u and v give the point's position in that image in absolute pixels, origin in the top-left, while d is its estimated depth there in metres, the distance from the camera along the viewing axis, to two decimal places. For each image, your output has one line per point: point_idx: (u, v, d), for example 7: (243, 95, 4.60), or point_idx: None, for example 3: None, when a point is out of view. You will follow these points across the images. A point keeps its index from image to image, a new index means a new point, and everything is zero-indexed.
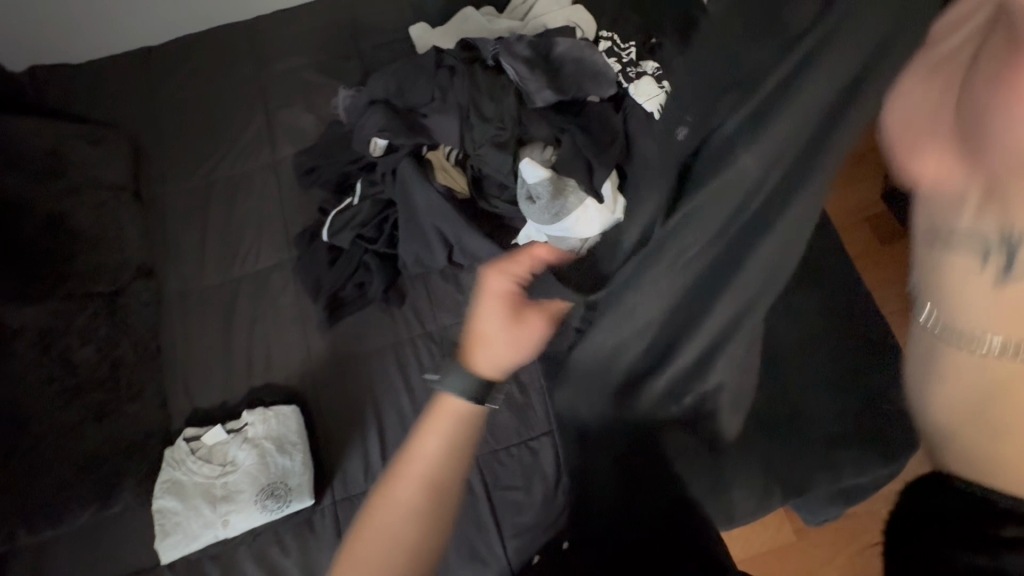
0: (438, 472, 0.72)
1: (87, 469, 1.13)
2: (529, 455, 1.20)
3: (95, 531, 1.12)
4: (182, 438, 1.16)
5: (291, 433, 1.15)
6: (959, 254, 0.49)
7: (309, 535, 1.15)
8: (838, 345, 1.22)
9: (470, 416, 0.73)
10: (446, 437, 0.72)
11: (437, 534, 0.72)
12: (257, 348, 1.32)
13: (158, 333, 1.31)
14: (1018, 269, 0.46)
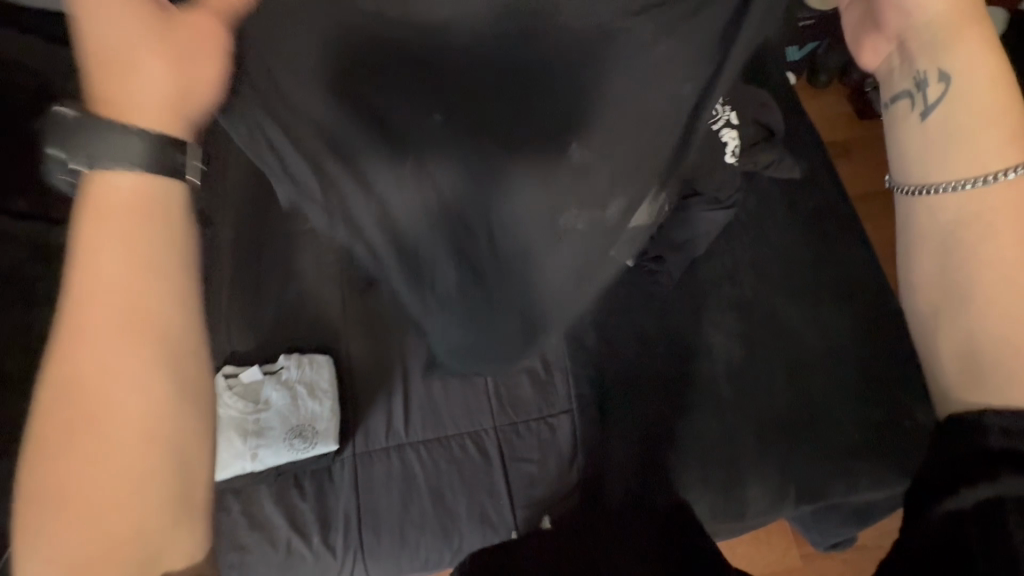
0: (121, 286, 0.51)
1: None
2: (547, 429, 1.23)
3: None
4: (219, 374, 1.20)
5: (323, 380, 1.20)
6: (896, 109, 0.70)
7: (331, 477, 1.20)
8: (865, 358, 1.23)
9: (147, 191, 0.53)
10: (103, 242, 0.51)
11: (171, 366, 0.53)
12: (296, 301, 1.37)
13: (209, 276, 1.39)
14: (935, 102, 0.66)
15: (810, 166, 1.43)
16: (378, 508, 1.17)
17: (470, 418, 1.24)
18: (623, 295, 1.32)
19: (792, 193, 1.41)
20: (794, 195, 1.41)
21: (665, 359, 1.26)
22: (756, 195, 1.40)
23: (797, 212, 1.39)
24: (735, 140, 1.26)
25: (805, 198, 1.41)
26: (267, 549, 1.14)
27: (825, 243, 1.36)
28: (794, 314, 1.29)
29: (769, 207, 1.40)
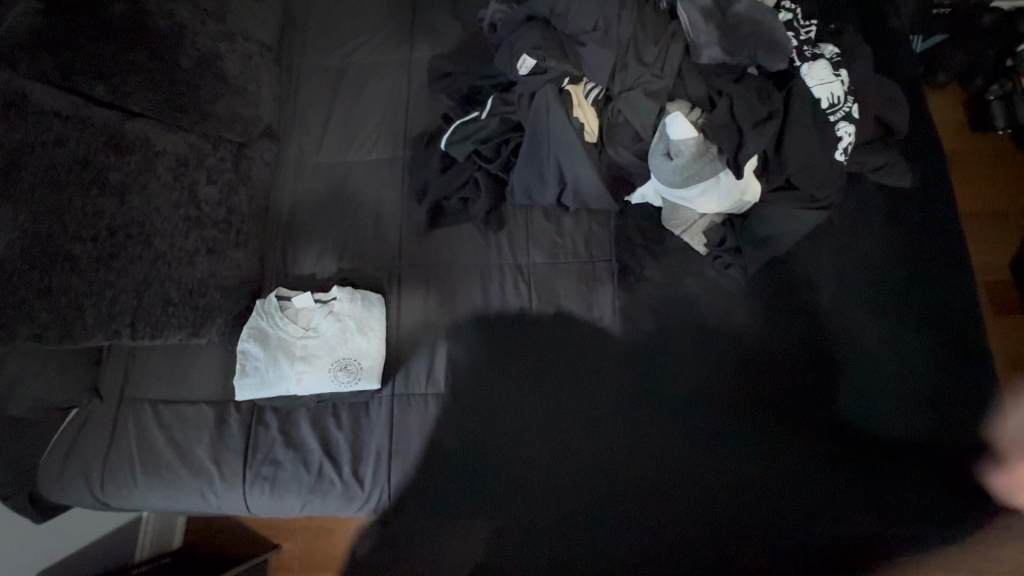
0: None
1: (201, 288, 1.24)
2: (589, 409, 1.20)
3: (187, 352, 1.26)
4: (274, 293, 1.22)
5: (373, 318, 1.19)
6: None
7: (368, 413, 1.22)
8: (940, 393, 1.14)
9: None
10: None
11: None
12: (353, 234, 1.35)
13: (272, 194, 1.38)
14: None
15: (925, 176, 1.28)
16: (409, 452, 1.19)
17: (510, 381, 1.22)
18: (688, 282, 1.26)
19: (897, 204, 1.27)
20: (898, 206, 1.27)
21: (720, 357, 1.20)
22: (852, 198, 1.28)
23: (898, 225, 1.26)
24: (851, 135, 1.17)
25: (913, 212, 1.27)
26: (299, 470, 1.18)
27: (923, 262, 1.23)
28: (873, 335, 1.19)
29: (867, 212, 1.27)
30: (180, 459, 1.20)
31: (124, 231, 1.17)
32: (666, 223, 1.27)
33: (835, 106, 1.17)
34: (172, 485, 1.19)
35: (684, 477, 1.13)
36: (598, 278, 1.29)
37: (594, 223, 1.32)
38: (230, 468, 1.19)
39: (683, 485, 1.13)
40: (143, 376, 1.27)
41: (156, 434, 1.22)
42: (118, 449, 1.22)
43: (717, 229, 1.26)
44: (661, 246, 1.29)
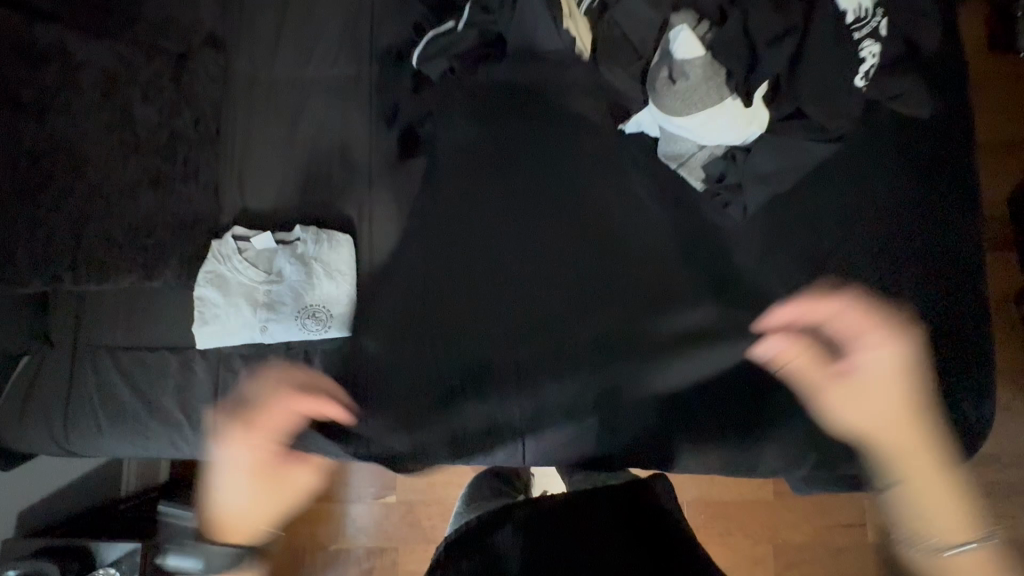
0: None
1: (147, 228, 1.12)
2: (575, 358, 1.14)
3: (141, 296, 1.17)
4: (230, 234, 1.11)
5: (341, 263, 1.10)
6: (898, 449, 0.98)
7: (343, 359, 1.16)
8: (934, 339, 1.11)
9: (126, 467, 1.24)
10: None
11: None
12: (316, 164, 1.22)
13: (221, 117, 1.23)
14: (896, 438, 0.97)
15: (948, 104, 1.17)
16: (387, 398, 1.15)
17: (491, 324, 1.16)
18: (680, 221, 1.18)
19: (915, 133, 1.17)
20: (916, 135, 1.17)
21: (709, 302, 1.15)
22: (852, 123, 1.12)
23: (913, 155, 1.16)
24: (875, 57, 1.04)
25: (931, 140, 1.16)
26: None
27: (938, 200, 1.15)
28: (872, 275, 1.14)
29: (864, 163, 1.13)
30: (145, 407, 1.15)
31: (51, 162, 1.03)
32: (662, 156, 1.16)
33: (855, 21, 1.03)
34: (141, 434, 1.15)
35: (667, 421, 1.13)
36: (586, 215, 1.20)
37: (583, 154, 1.21)
38: (200, 417, 1.15)
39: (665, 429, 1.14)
40: (96, 322, 1.18)
41: (117, 381, 1.16)
42: (78, 399, 1.16)
43: (719, 162, 1.13)
44: (654, 181, 1.19)
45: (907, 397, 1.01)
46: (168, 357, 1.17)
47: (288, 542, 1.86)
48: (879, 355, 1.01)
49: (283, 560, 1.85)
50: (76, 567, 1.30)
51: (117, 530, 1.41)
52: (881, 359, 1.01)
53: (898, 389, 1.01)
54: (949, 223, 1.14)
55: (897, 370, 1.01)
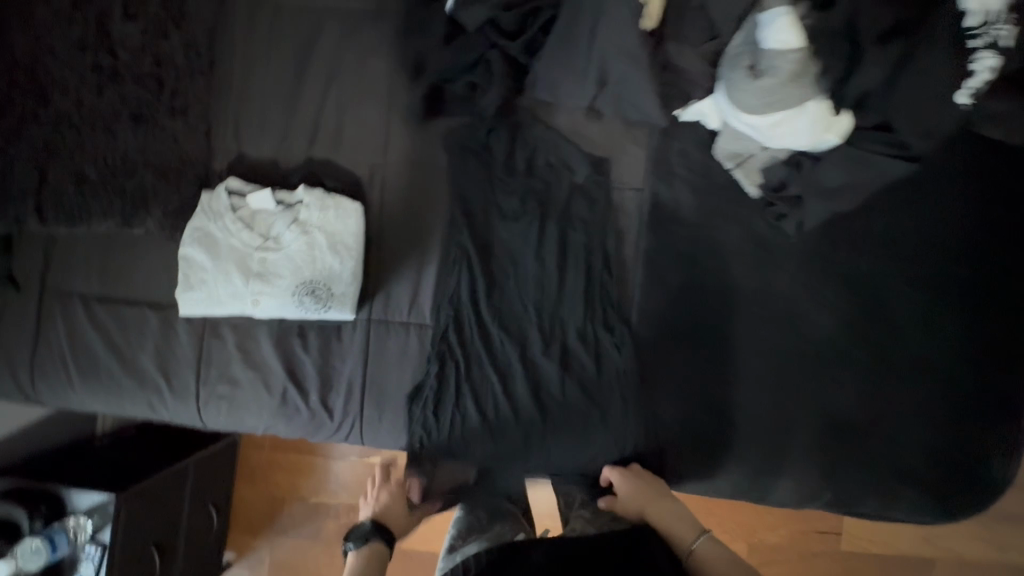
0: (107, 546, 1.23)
1: (128, 170, 0.98)
2: (593, 365, 1.05)
3: (125, 244, 1.06)
4: (224, 187, 0.97)
5: (348, 235, 0.96)
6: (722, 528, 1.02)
7: (340, 337, 1.07)
8: (973, 385, 1.05)
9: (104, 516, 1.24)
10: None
11: None
12: (328, 114, 1.10)
13: (219, 46, 1.07)
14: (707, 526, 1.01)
15: None
16: (384, 385, 1.06)
17: (504, 317, 1.07)
18: (727, 228, 1.06)
19: (997, 158, 1.06)
20: (997, 160, 1.06)
21: (742, 320, 1.06)
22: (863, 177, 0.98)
23: (989, 183, 1.05)
24: (988, 73, 0.87)
25: (1011, 168, 1.05)
26: (259, 390, 1.06)
27: (1005, 237, 1.05)
28: (921, 310, 1.05)
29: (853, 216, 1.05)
30: (119, 365, 1.05)
31: None
32: (719, 153, 1.04)
33: (971, 28, 0.87)
34: (113, 395, 1.06)
35: (684, 443, 1.06)
36: (621, 209, 1.08)
37: (627, 139, 1.08)
38: (180, 384, 1.06)
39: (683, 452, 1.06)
40: (68, 267, 1.06)
41: (89, 333, 1.05)
42: (44, 350, 1.06)
43: (779, 169, 1.02)
44: (705, 178, 1.07)
45: (659, 517, 1.02)
46: (146, 315, 1.06)
47: (266, 494, 1.85)
48: (642, 493, 1.02)
49: (260, 507, 1.84)
50: (43, 513, 1.23)
51: (91, 474, 1.33)
52: (643, 496, 1.02)
53: (670, 521, 1.03)
54: (1015, 262, 1.05)
55: (653, 495, 1.02)
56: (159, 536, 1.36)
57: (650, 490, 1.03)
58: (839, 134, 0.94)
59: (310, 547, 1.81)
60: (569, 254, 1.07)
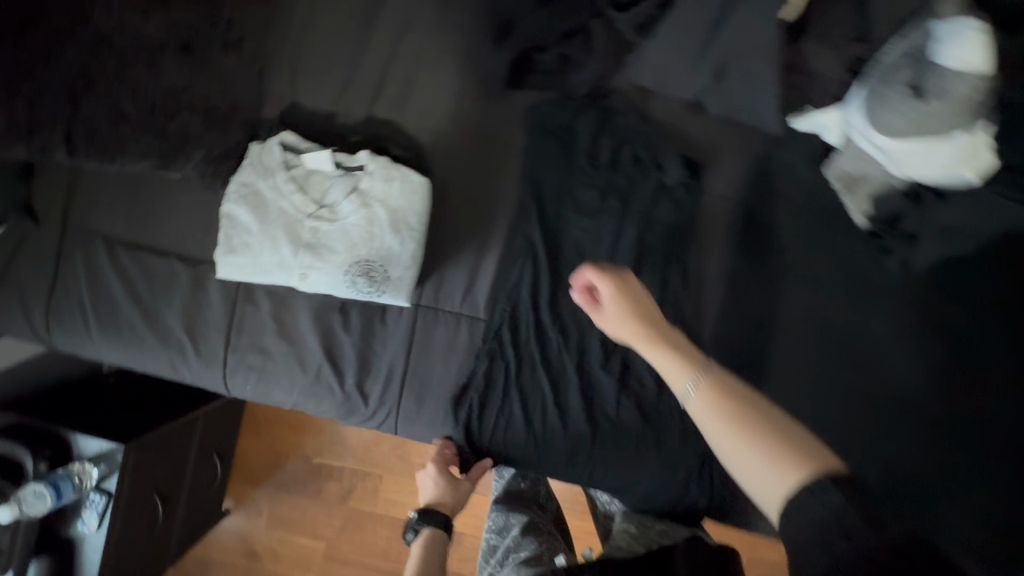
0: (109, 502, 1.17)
1: (170, 105, 0.87)
2: (654, 384, 0.97)
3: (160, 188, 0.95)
4: (278, 140, 0.86)
5: (411, 213, 0.86)
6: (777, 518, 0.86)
7: (384, 319, 0.98)
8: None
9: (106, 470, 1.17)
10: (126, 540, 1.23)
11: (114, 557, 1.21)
12: (397, 69, 0.97)
13: None
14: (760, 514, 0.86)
15: None
16: (426, 377, 0.98)
17: (564, 320, 0.97)
18: (821, 256, 0.97)
19: None
20: None
21: (826, 358, 0.96)
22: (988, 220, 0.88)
23: None
24: None
25: None
26: (292, 366, 0.98)
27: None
28: None
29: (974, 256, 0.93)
30: (143, 320, 0.96)
31: None
32: (829, 173, 0.93)
33: None
34: (133, 350, 0.97)
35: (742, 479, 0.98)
36: (709, 219, 0.98)
37: (728, 141, 0.96)
38: (207, 346, 0.97)
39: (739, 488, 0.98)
40: (96, 204, 0.96)
41: (112, 282, 0.96)
42: (63, 292, 0.97)
43: (894, 200, 0.91)
44: (807, 198, 0.96)
45: (640, 349, 0.68)
46: (176, 269, 0.96)
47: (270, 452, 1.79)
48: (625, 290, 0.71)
49: (263, 458, 1.72)
50: (48, 456, 1.17)
51: (98, 419, 1.26)
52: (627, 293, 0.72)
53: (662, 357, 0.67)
54: None
55: (641, 313, 0.70)
56: (163, 485, 1.30)
57: (632, 298, 0.71)
58: (979, 175, 0.83)
59: (310, 508, 1.67)
60: (645, 262, 0.96)
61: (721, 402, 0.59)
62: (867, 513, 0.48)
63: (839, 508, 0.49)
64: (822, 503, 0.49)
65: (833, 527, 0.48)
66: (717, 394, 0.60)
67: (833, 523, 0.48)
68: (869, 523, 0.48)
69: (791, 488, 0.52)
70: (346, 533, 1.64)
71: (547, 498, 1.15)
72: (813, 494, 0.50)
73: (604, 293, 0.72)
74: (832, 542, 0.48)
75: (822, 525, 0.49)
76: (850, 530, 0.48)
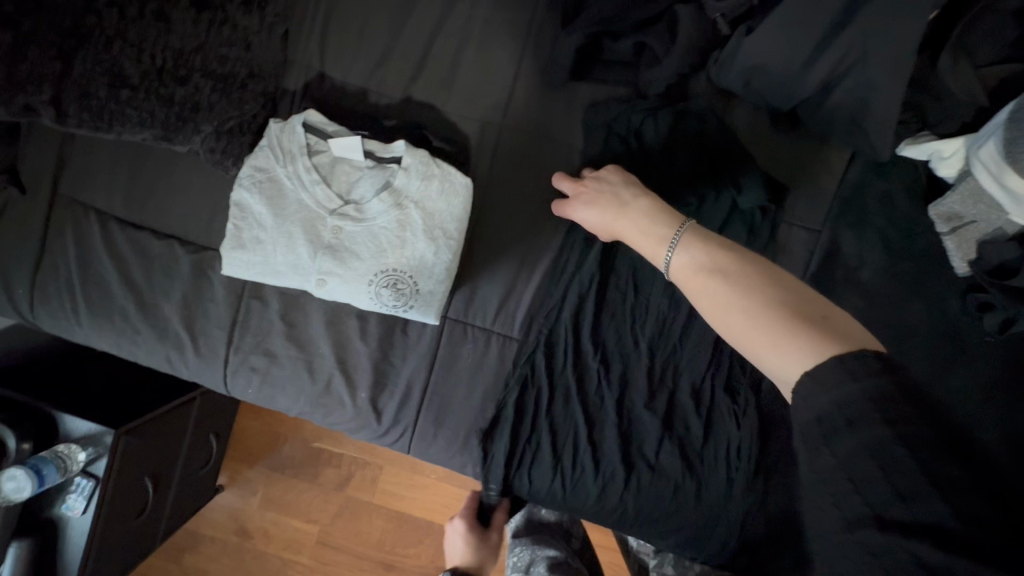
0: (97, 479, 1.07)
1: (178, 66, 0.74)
2: (701, 429, 0.86)
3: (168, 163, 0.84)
4: (301, 120, 0.74)
5: (449, 218, 0.74)
6: None
7: (407, 331, 0.88)
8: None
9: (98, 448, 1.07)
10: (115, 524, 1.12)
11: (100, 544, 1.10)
12: (443, 45, 0.84)
13: None
14: None
15: None
16: (448, 398, 0.88)
17: (609, 350, 0.86)
18: (909, 305, 0.84)
19: None
20: None
21: None
22: None
23: None
24: None
25: None
26: (300, 372, 0.88)
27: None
28: None
29: None
30: (138, 307, 0.86)
31: None
32: (933, 209, 0.81)
33: None
34: (126, 339, 0.87)
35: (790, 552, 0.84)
36: (785, 249, 0.86)
37: (815, 162, 0.84)
38: (208, 343, 0.87)
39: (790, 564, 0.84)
40: (93, 173, 0.85)
41: (105, 261, 0.85)
42: (50, 267, 0.86)
43: (1008, 251, 0.75)
44: (901, 237, 0.84)
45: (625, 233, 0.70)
46: (177, 254, 0.85)
47: None
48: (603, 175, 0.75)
49: (257, 434, 1.52)
50: (31, 433, 1.06)
51: (87, 397, 1.15)
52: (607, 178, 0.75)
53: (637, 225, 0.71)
54: None
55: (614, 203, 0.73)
56: (155, 467, 1.19)
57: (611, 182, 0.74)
58: None
59: (305, 491, 1.48)
60: None
61: (722, 287, 0.55)
62: (897, 393, 0.40)
63: (863, 389, 0.41)
64: (847, 390, 0.41)
65: (846, 420, 0.41)
66: (703, 271, 0.58)
67: (854, 405, 0.41)
68: (900, 413, 0.39)
69: (804, 370, 0.45)
70: (340, 523, 1.46)
71: (570, 524, 1.11)
72: (852, 378, 0.41)
73: (580, 189, 0.76)
74: (841, 441, 0.41)
75: (841, 416, 0.41)
76: (860, 419, 0.40)
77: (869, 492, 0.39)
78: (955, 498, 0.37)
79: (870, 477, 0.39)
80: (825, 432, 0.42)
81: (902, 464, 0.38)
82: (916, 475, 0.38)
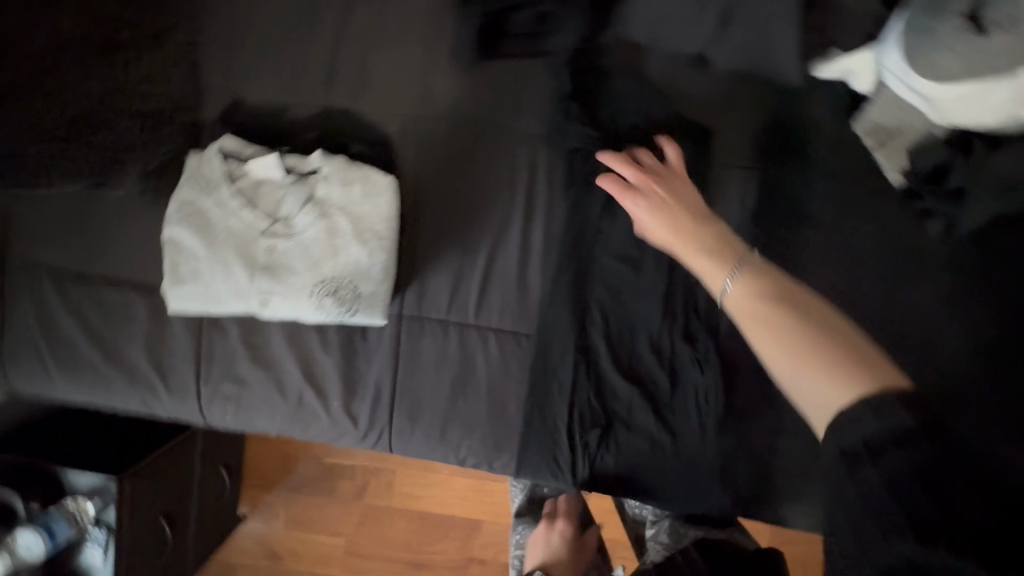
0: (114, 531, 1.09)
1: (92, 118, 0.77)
2: (667, 380, 0.88)
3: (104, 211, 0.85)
4: (217, 148, 0.75)
5: (378, 219, 0.75)
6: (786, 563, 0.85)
7: (365, 335, 0.89)
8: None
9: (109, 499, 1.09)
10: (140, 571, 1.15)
11: None
12: (347, 48, 0.84)
13: None
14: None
15: None
16: (418, 393, 0.90)
17: (565, 321, 0.87)
18: (852, 225, 0.84)
19: None
20: None
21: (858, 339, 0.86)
22: None
23: None
24: None
25: None
26: (272, 393, 0.90)
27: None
28: None
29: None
30: (106, 358, 0.88)
31: None
32: (858, 128, 0.81)
33: None
34: (100, 388, 0.90)
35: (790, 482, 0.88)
36: (721, 191, 0.86)
37: (735, 100, 0.83)
38: (179, 378, 0.90)
39: (785, 491, 0.88)
40: (35, 234, 0.87)
41: (64, 317, 0.88)
42: (15, 331, 0.89)
43: (942, 152, 0.77)
44: (833, 159, 0.83)
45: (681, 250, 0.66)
46: (130, 299, 0.87)
47: None
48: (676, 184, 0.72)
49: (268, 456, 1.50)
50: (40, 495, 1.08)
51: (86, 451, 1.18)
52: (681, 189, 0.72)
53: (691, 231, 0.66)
54: None
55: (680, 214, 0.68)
56: (169, 507, 1.21)
57: (681, 193, 0.71)
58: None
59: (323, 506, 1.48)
60: (650, 246, 0.86)
61: (782, 315, 0.53)
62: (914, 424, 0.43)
63: (888, 422, 0.43)
64: (883, 423, 0.43)
65: (869, 451, 0.43)
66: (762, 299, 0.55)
67: (880, 437, 0.43)
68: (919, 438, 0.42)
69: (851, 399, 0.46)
70: (365, 533, 1.44)
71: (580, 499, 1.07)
72: (881, 412, 0.44)
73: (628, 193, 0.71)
74: (863, 470, 0.42)
75: (869, 446, 0.43)
76: (893, 448, 0.42)
77: (890, 516, 0.41)
78: (978, 515, 0.39)
79: (888, 501, 0.41)
80: (853, 460, 0.43)
81: (925, 485, 0.40)
82: (939, 492, 0.40)
